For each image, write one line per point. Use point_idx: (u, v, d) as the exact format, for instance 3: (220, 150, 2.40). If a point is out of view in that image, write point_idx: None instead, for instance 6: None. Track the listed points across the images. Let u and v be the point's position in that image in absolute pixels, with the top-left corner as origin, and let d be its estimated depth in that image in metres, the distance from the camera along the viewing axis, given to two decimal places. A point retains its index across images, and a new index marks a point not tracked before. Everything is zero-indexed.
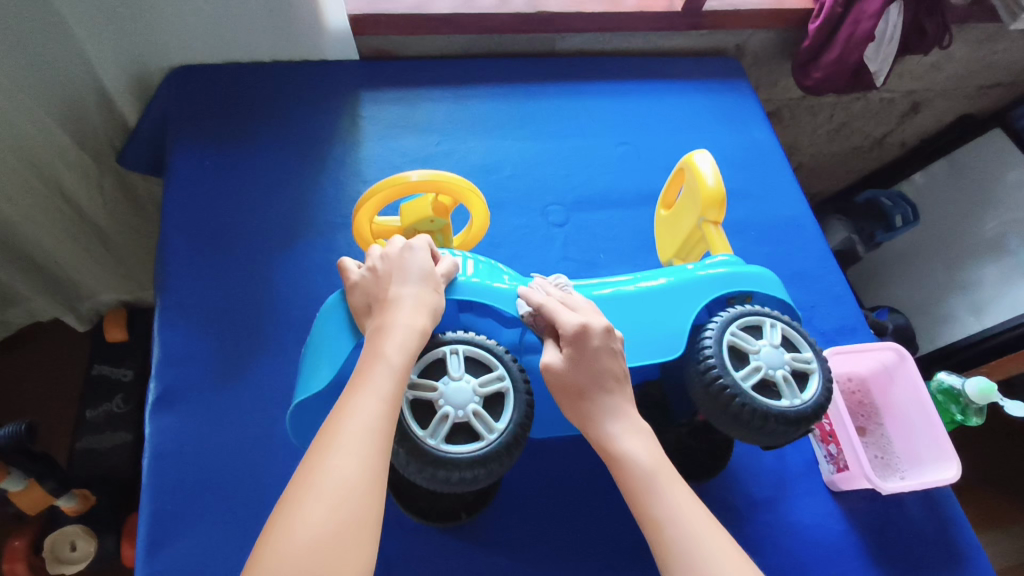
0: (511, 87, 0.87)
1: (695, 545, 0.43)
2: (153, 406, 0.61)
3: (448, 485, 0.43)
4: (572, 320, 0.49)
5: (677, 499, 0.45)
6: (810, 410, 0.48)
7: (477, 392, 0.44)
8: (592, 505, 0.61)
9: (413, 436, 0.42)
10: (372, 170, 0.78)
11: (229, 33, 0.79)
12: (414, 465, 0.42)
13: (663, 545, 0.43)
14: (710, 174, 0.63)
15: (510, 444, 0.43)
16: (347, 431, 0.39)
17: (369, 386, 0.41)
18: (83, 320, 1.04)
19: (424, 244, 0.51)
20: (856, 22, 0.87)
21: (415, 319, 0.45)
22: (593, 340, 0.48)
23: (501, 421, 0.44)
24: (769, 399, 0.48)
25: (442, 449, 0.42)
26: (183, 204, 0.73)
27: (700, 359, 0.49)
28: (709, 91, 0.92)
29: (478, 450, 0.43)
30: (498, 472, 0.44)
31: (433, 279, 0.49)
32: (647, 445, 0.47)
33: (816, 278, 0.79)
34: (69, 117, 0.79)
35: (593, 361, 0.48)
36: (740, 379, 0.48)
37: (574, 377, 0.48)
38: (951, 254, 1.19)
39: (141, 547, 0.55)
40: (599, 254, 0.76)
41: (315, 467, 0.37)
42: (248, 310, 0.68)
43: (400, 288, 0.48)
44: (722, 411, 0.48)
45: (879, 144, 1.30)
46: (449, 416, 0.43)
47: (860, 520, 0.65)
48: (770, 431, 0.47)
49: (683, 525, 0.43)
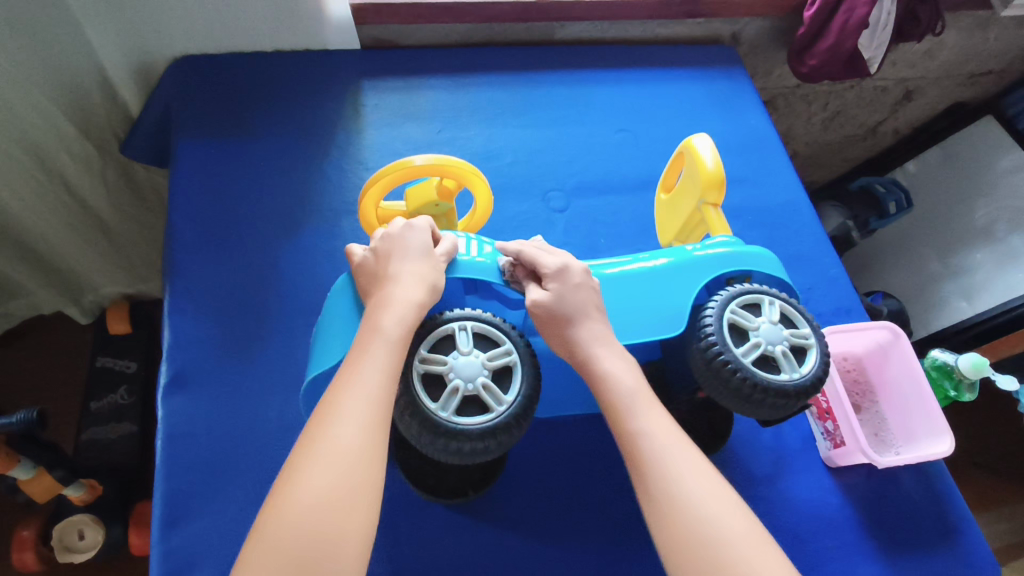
0: (511, 76, 0.88)
1: (670, 460, 0.44)
2: (164, 390, 0.62)
3: (459, 456, 0.44)
4: (552, 260, 0.52)
5: (656, 417, 0.47)
6: (809, 383, 0.49)
7: (486, 366, 0.45)
8: (596, 482, 0.63)
9: (424, 409, 0.43)
10: (374, 158, 0.79)
11: (232, 23, 0.80)
12: (428, 437, 0.43)
13: (638, 457, 0.45)
14: (709, 157, 0.64)
15: (520, 416, 0.45)
16: (349, 401, 0.41)
17: (367, 361, 0.43)
18: (87, 312, 1.05)
19: (424, 223, 0.51)
20: (851, 9, 0.89)
21: (415, 295, 0.46)
22: (573, 276, 0.52)
23: (510, 394, 0.45)
24: (769, 374, 0.49)
25: (454, 422, 0.43)
26: (189, 192, 0.74)
27: (701, 337, 0.51)
28: (706, 79, 0.93)
29: (488, 422, 0.44)
30: (507, 443, 0.45)
31: (433, 256, 0.50)
32: (626, 366, 0.49)
33: (812, 260, 0.80)
34: (73, 106, 0.79)
35: (578, 295, 0.51)
36: (741, 355, 0.49)
37: (561, 308, 0.50)
38: (944, 240, 1.21)
39: (155, 526, 0.56)
40: (599, 238, 0.78)
41: (320, 437, 0.40)
42: (255, 295, 0.69)
43: (401, 263, 0.49)
44: (723, 385, 0.49)
45: (873, 132, 1.32)
46: (459, 390, 0.44)
47: (856, 494, 0.67)
48: (770, 404, 0.49)
49: (660, 440, 0.45)
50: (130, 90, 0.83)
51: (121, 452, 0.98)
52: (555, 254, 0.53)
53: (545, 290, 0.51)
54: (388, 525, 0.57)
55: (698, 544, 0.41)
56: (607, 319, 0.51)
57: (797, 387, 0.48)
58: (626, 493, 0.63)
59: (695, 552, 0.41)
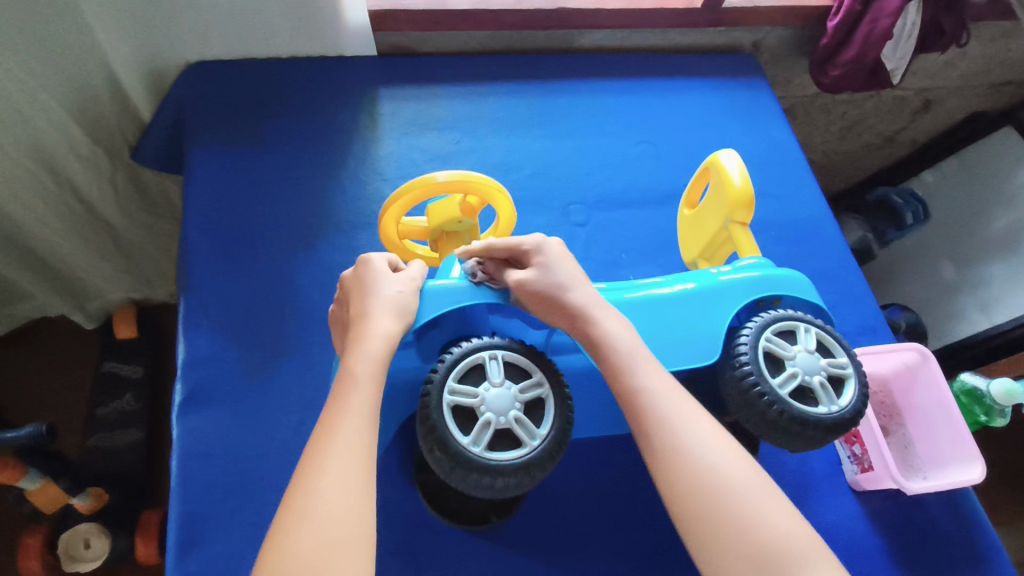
0: (529, 84, 0.86)
1: (670, 411, 0.44)
2: (179, 408, 0.60)
3: (491, 491, 0.43)
4: (516, 241, 0.53)
5: (653, 370, 0.46)
6: (848, 416, 0.48)
7: (519, 398, 0.44)
8: (620, 507, 0.61)
9: (457, 443, 0.43)
10: (392, 168, 0.78)
11: (247, 29, 0.78)
12: (459, 471, 0.43)
13: (638, 413, 0.44)
14: (737, 173, 0.62)
15: (553, 449, 0.44)
16: (333, 452, 0.39)
17: (350, 407, 0.41)
18: (93, 318, 1.04)
19: (382, 256, 0.52)
20: (874, 20, 0.86)
21: (384, 327, 0.46)
22: (552, 251, 0.52)
23: (543, 427, 0.44)
24: (806, 406, 0.48)
25: (487, 456, 0.43)
26: (203, 202, 0.72)
27: (736, 365, 0.49)
28: (727, 89, 0.91)
29: (521, 457, 0.43)
30: (538, 478, 0.44)
31: (402, 283, 0.50)
32: (624, 328, 0.48)
33: (835, 277, 0.79)
34: (84, 112, 0.77)
35: (562, 266, 0.51)
36: (778, 386, 0.48)
37: (550, 281, 0.50)
38: (961, 251, 1.19)
39: (170, 550, 0.55)
40: (620, 253, 0.76)
41: (304, 495, 0.38)
42: (271, 310, 0.67)
43: (365, 296, 0.49)
44: (759, 417, 0.48)
45: (889, 141, 1.30)
46: (491, 423, 0.44)
47: (882, 520, 0.65)
48: (807, 438, 0.48)
49: (658, 394, 0.44)
50: (142, 96, 0.81)
51: (127, 460, 0.96)
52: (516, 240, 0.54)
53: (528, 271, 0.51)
54: (409, 550, 0.56)
55: (702, 488, 0.41)
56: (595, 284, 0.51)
57: (836, 421, 0.47)
58: (651, 518, 0.61)
59: (698, 496, 0.41)
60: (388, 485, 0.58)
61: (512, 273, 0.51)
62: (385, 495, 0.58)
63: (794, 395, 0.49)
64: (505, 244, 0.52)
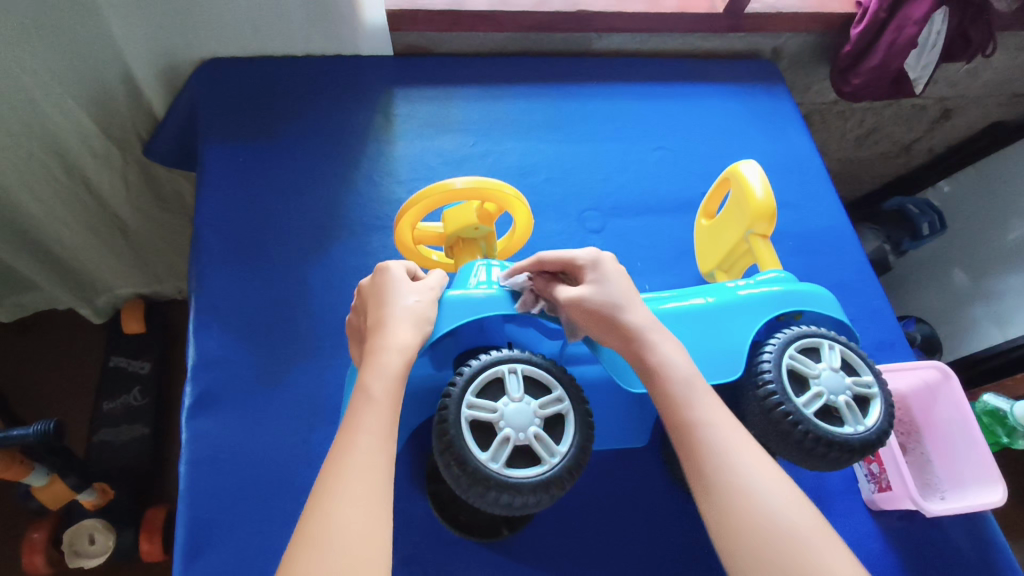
0: (546, 88, 0.85)
1: (730, 450, 0.40)
2: (189, 410, 0.59)
3: (509, 510, 0.42)
4: (583, 255, 0.50)
5: (711, 402, 0.43)
6: (874, 437, 0.47)
7: (538, 414, 0.44)
8: (633, 522, 0.60)
9: (475, 460, 0.42)
10: (406, 171, 0.77)
11: (263, 27, 0.78)
12: (477, 488, 0.42)
13: (694, 448, 0.41)
14: (759, 185, 0.61)
15: (573, 468, 0.43)
16: (347, 472, 0.38)
17: (365, 424, 0.40)
18: (101, 314, 1.03)
19: (399, 264, 0.51)
20: (900, 28, 0.84)
21: (403, 337, 0.45)
22: (608, 266, 0.49)
23: (563, 445, 0.43)
24: (832, 426, 0.47)
25: (506, 473, 0.42)
26: (216, 201, 0.71)
27: (758, 384, 0.48)
28: (747, 96, 0.90)
29: (541, 474, 0.42)
30: (557, 496, 0.43)
31: (420, 292, 0.49)
32: (682, 356, 0.45)
33: (854, 290, 0.78)
34: (97, 107, 0.77)
35: (619, 282, 0.48)
36: (803, 406, 0.47)
37: (604, 297, 0.47)
38: (977, 259, 1.16)
39: (177, 556, 0.54)
40: (637, 261, 0.75)
41: (320, 516, 0.36)
42: (283, 313, 0.66)
43: (384, 305, 0.48)
44: (783, 437, 0.47)
45: (906, 150, 1.29)
46: (510, 439, 0.43)
47: (898, 539, 0.64)
48: (832, 459, 0.46)
49: (718, 430, 0.41)
50: (156, 91, 0.81)
51: (132, 454, 0.96)
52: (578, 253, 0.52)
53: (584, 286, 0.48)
54: (419, 560, 0.56)
55: (765, 537, 0.37)
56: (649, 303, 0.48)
57: (863, 442, 0.46)
58: (664, 533, 0.60)
59: (756, 544, 0.37)
60: (398, 494, 0.58)
61: (564, 290, 0.49)
62: (395, 504, 0.57)
63: (819, 414, 0.48)
64: (558, 257, 0.50)
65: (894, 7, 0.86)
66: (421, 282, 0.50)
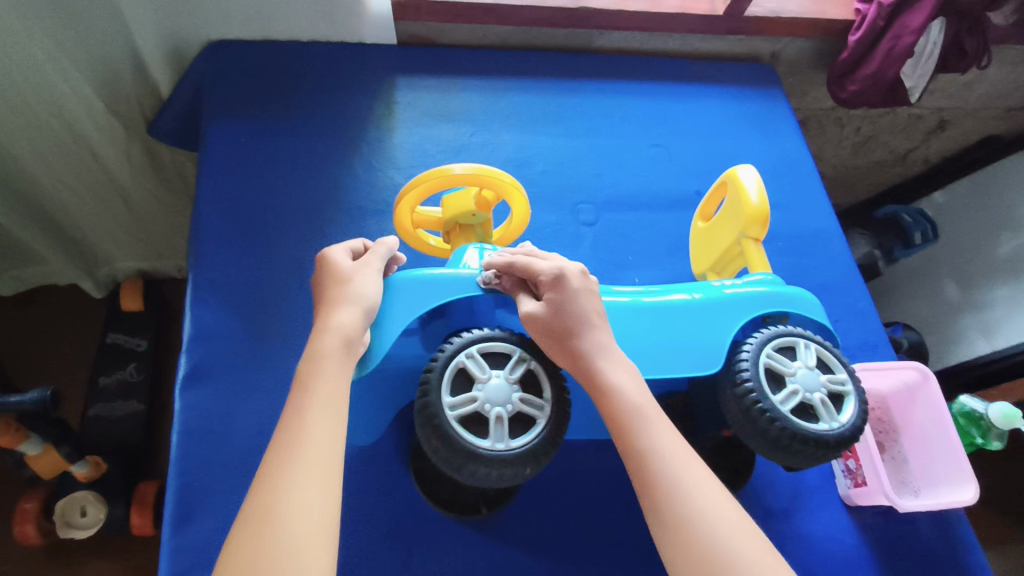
0: (546, 82, 0.87)
1: (679, 481, 0.40)
2: (183, 381, 0.61)
3: (468, 477, 0.44)
4: (547, 267, 0.49)
5: (659, 428, 0.43)
6: (847, 433, 0.48)
7: (515, 402, 0.45)
8: (613, 507, 0.62)
9: (438, 402, 0.44)
10: (405, 158, 0.78)
11: (270, 11, 0.79)
12: (444, 451, 0.44)
13: (647, 477, 0.41)
14: (754, 191, 0.62)
15: (513, 462, 0.44)
16: (292, 458, 0.38)
17: (307, 413, 0.40)
18: (100, 286, 1.06)
19: (336, 251, 0.51)
20: (896, 37, 0.86)
21: (344, 321, 0.45)
22: (570, 283, 0.48)
23: (514, 441, 0.44)
24: (807, 423, 0.48)
25: (463, 436, 0.44)
26: (217, 180, 0.72)
27: (737, 382, 0.50)
28: (744, 98, 0.91)
29: (477, 447, 0.43)
30: (479, 477, 0.44)
31: (359, 275, 0.48)
32: (632, 379, 0.45)
33: (841, 292, 0.79)
34: (103, 82, 0.78)
35: (577, 303, 0.47)
36: (779, 403, 0.49)
37: (560, 319, 0.46)
38: (966, 269, 1.17)
39: (167, 522, 0.55)
40: (628, 255, 0.77)
41: (265, 504, 0.36)
42: (279, 291, 0.68)
43: (326, 295, 0.48)
44: (760, 433, 0.48)
45: (902, 160, 1.30)
46: (476, 402, 0.45)
47: (871, 535, 0.66)
48: (806, 455, 0.48)
49: (669, 456, 0.41)
50: (162, 71, 0.82)
51: (125, 430, 0.97)
52: (554, 259, 0.50)
53: (537, 304, 0.48)
54: (401, 536, 0.57)
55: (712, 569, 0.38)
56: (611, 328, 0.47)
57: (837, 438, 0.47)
58: (642, 518, 0.62)
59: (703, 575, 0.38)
60: (384, 471, 0.59)
61: (523, 304, 0.48)
62: (379, 480, 0.59)
63: (795, 411, 0.49)
64: (526, 269, 0.49)
65: (892, 17, 0.87)
66: (360, 264, 0.50)
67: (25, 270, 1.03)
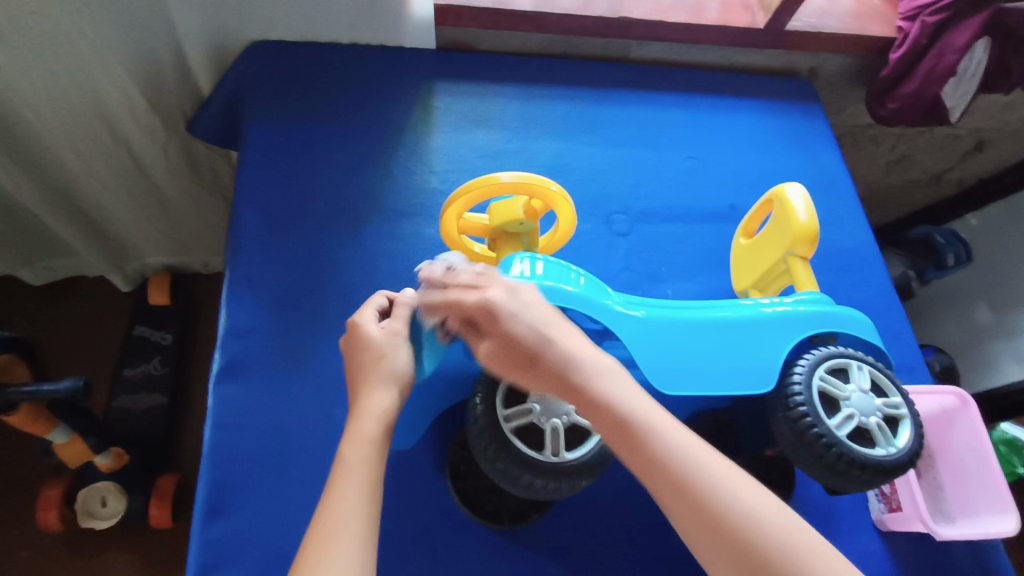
0: (583, 91, 0.86)
1: (647, 424, 0.41)
2: (218, 375, 0.61)
3: (520, 488, 0.47)
4: (473, 295, 0.48)
5: (619, 382, 0.43)
6: (904, 458, 0.48)
7: (570, 414, 0.48)
8: (643, 520, 0.61)
9: (495, 412, 0.48)
10: (441, 162, 0.78)
11: (313, 13, 0.80)
12: (501, 461, 0.46)
13: (614, 429, 0.42)
14: (802, 208, 0.61)
15: (570, 474, 0.46)
16: (339, 517, 0.39)
17: (349, 476, 0.41)
18: (129, 280, 1.08)
19: (361, 317, 0.51)
20: (939, 55, 0.85)
21: (381, 400, 0.46)
22: (505, 302, 0.47)
23: (571, 452, 0.47)
24: (864, 448, 0.48)
25: (518, 447, 0.46)
26: (256, 178, 0.73)
27: (790, 405, 0.49)
28: (780, 113, 0.91)
29: (535, 457, 0.46)
30: (536, 488, 0.47)
31: (391, 345, 0.49)
32: (584, 346, 0.45)
33: (878, 311, 0.78)
34: (147, 78, 0.79)
35: (524, 314, 0.46)
36: (835, 428, 0.48)
37: (520, 344, 0.45)
38: (999, 293, 1.15)
39: (198, 514, 0.55)
40: (661, 267, 0.76)
41: (315, 560, 0.37)
42: (313, 289, 0.68)
43: (360, 369, 0.48)
44: (816, 460, 0.48)
45: (936, 180, 1.27)
46: (532, 413, 0.48)
47: (906, 562, 0.64)
48: (861, 480, 0.48)
49: (627, 404, 0.42)
50: (203, 68, 0.83)
51: (148, 422, 0.98)
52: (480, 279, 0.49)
53: (484, 289, 0.48)
54: (429, 541, 0.57)
55: (700, 504, 0.38)
56: (568, 324, 0.46)
57: (896, 464, 0.47)
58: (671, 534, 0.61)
59: (694, 510, 0.38)
60: (414, 473, 0.59)
61: (468, 296, 0.48)
62: (409, 484, 0.58)
63: (850, 435, 0.49)
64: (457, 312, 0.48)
65: (935, 35, 0.86)
66: (388, 327, 0.50)
67: (58, 261, 1.04)
